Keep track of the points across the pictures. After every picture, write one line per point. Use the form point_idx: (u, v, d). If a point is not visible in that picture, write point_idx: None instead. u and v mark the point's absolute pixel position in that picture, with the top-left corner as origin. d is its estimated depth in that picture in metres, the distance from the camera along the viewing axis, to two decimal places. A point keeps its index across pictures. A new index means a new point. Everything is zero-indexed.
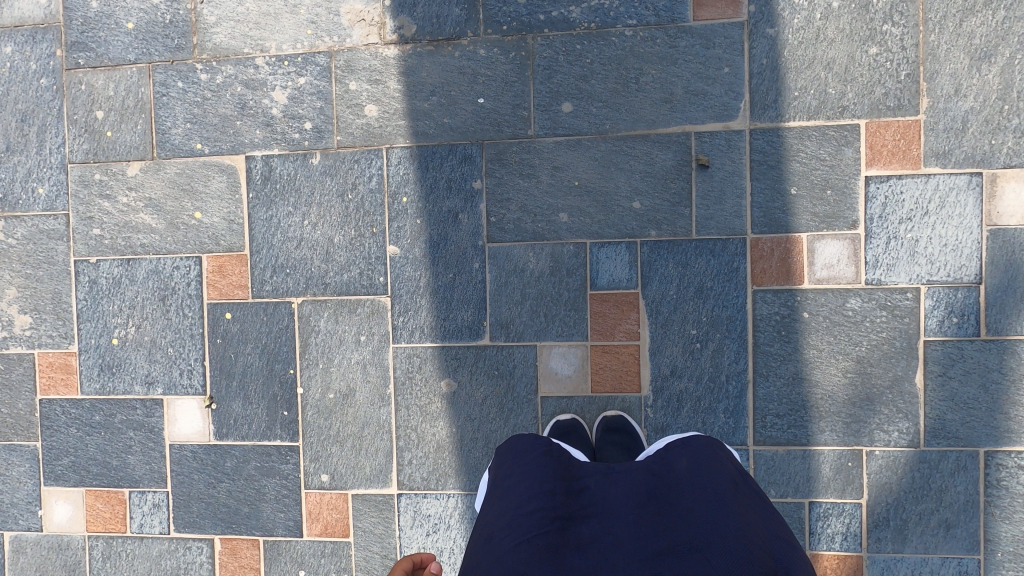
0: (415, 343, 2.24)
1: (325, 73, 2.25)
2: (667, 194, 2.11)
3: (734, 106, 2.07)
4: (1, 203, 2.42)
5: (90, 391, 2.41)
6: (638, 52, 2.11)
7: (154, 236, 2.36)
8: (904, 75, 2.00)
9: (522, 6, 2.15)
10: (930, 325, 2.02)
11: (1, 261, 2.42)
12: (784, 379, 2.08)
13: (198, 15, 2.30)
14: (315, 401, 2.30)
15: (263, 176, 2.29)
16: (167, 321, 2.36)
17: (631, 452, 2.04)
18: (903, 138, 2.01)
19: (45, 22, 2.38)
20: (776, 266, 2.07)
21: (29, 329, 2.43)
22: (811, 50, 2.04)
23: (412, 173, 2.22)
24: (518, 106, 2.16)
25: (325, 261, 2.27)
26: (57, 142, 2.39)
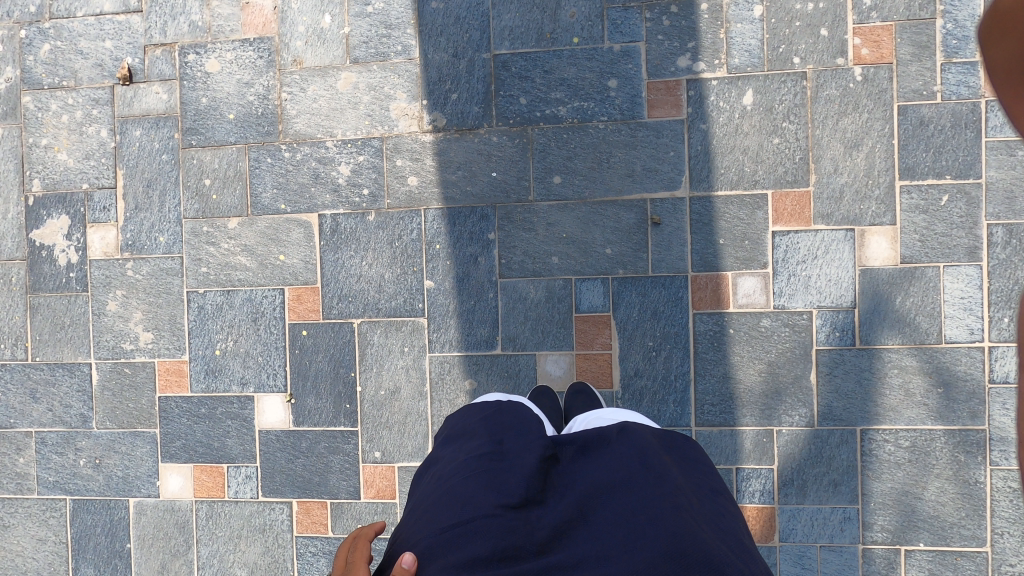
0: (446, 352, 3.01)
1: (378, 152, 3.04)
2: (631, 243, 2.89)
3: (678, 179, 2.86)
4: (131, 247, 3.20)
5: (198, 389, 3.17)
6: (609, 140, 2.89)
7: (248, 273, 3.13)
8: (798, 158, 2.79)
9: (524, 105, 2.94)
10: (820, 337, 2.79)
11: (131, 292, 3.20)
12: (717, 378, 2.85)
13: (283, 109, 3.09)
14: (370, 396, 3.07)
15: (331, 228, 3.07)
16: (258, 336, 3.13)
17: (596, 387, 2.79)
18: (798, 203, 2.79)
19: (166, 113, 3.18)
20: (709, 295, 2.85)
21: (151, 342, 3.20)
22: (733, 140, 2.83)
23: (443, 227, 3.00)
24: (521, 178, 2.95)
25: (378, 291, 3.05)
26: (175, 202, 3.17)
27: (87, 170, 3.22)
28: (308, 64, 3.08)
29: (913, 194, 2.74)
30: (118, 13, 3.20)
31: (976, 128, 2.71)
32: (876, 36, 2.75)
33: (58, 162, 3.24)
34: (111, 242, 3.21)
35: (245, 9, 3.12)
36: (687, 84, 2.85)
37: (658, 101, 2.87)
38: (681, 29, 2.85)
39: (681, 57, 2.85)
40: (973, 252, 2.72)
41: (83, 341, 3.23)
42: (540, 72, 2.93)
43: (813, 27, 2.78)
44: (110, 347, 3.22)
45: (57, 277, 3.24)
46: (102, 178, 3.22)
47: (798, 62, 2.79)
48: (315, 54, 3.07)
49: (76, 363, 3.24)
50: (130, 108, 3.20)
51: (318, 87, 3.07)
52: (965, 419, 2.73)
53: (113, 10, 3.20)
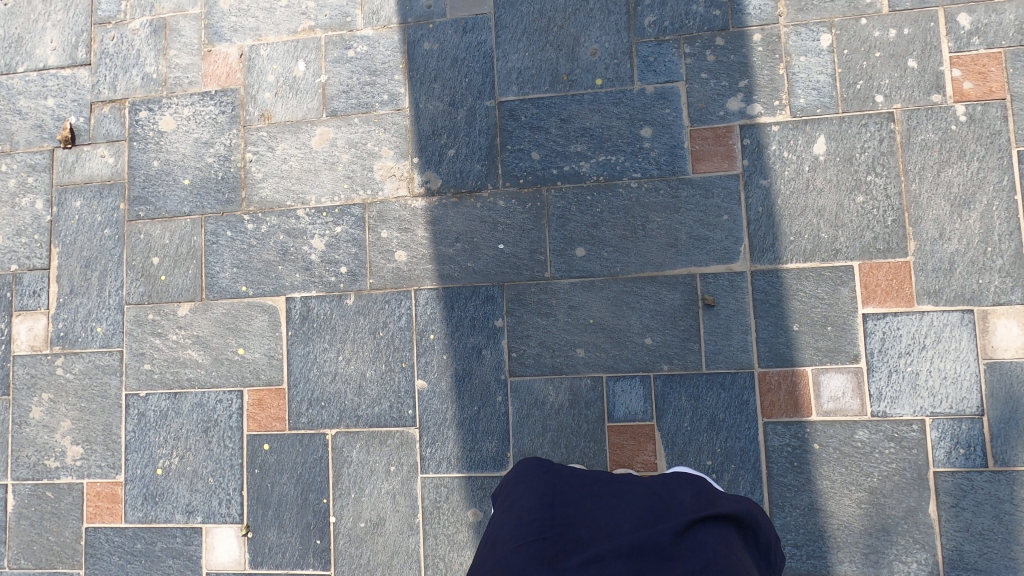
0: (443, 473, 2.36)
1: (359, 222, 2.48)
2: (677, 331, 2.26)
3: (735, 250, 2.25)
4: (62, 340, 2.64)
5: (134, 519, 2.53)
6: (644, 202, 2.31)
7: (199, 370, 2.54)
8: (891, 220, 2.18)
9: (537, 162, 2.39)
10: (939, 456, 2.10)
11: (59, 395, 2.62)
12: (801, 510, 2.15)
13: (247, 172, 2.58)
14: (347, 530, 2.39)
15: (301, 314, 2.49)
16: (209, 451, 2.51)
17: None
18: (895, 277, 2.16)
19: (111, 179, 2.67)
20: (784, 398, 2.18)
21: (80, 459, 2.59)
22: (803, 199, 2.23)
23: (439, 312, 2.40)
24: (535, 250, 2.36)
25: (357, 394, 2.43)
26: (116, 285, 2.62)
27: (18, 249, 2.71)
28: (278, 119, 2.58)
29: None
30: (63, 67, 2.76)
31: None
32: (981, 67, 2.17)
33: None
34: (39, 334, 2.66)
35: (207, 58, 2.66)
36: (740, 131, 2.28)
37: (705, 152, 2.29)
38: (729, 65, 2.30)
39: (731, 99, 2.29)
40: None
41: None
42: (555, 121, 2.39)
43: (899, 58, 2.21)
44: (31, 465, 2.61)
45: None
46: (34, 257, 2.69)
47: (882, 100, 2.21)
48: (285, 108, 2.58)
49: None
50: (71, 174, 2.70)
51: (288, 146, 2.56)
52: None
53: (58, 63, 2.76)
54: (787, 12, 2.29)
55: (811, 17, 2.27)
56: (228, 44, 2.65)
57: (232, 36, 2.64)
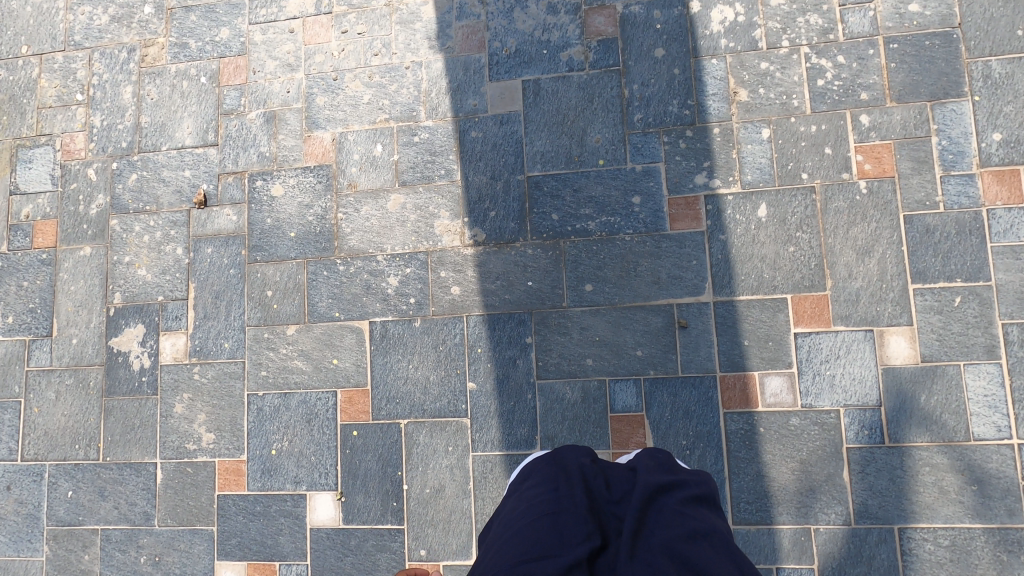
0: (488, 451, 3.18)
1: (423, 265, 3.34)
2: (660, 345, 3.09)
3: (702, 286, 3.08)
4: (198, 353, 3.50)
5: (254, 488, 3.37)
6: (635, 250, 3.15)
7: (304, 376, 3.39)
8: (814, 264, 3.00)
9: (556, 220, 3.24)
10: (850, 435, 2.90)
11: (196, 394, 3.48)
12: (751, 476, 2.95)
13: (339, 227, 3.45)
14: (416, 494, 3.22)
15: (381, 333, 3.34)
16: (311, 436, 3.35)
17: None
18: (817, 306, 2.98)
19: (235, 232, 3.55)
20: (738, 395, 3.00)
21: (212, 443, 3.43)
22: (751, 249, 3.06)
23: (484, 332, 3.24)
24: (555, 286, 3.21)
25: (423, 393, 3.27)
26: (239, 311, 3.49)
27: (163, 284, 3.59)
28: (362, 187, 3.45)
29: (926, 296, 2.91)
30: (197, 146, 3.65)
31: (980, 233, 2.91)
32: (877, 153, 3.01)
33: (138, 276, 3.61)
34: (180, 348, 3.52)
35: (307, 141, 3.55)
36: (705, 199, 3.12)
37: (679, 214, 3.14)
38: (696, 150, 3.16)
39: (698, 175, 3.14)
40: (992, 350, 2.85)
41: (150, 441, 3.48)
42: (569, 191, 3.25)
43: (818, 147, 3.05)
44: (174, 447, 3.46)
45: (130, 381, 3.54)
46: (175, 290, 3.57)
47: (806, 177, 3.05)
48: (367, 179, 3.45)
49: (143, 462, 3.48)
50: (204, 228, 3.59)
51: (370, 208, 3.43)
52: (1002, 516, 2.77)
53: (192, 144, 3.66)
54: (738, 112, 3.14)
55: (756, 116, 3.12)
56: (323, 131, 3.53)
57: (327, 124, 3.53)
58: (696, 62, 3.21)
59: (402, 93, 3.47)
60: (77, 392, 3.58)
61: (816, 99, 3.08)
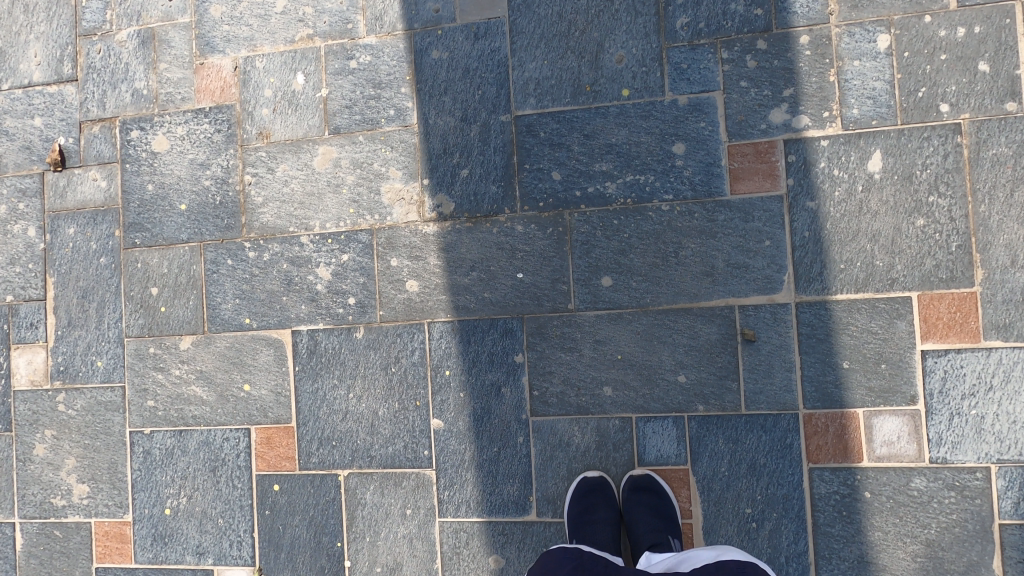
0: (462, 517, 2.22)
1: (366, 250, 2.31)
2: (714, 367, 2.07)
3: (778, 279, 2.04)
4: (62, 375, 2.52)
5: (143, 560, 2.44)
6: (676, 226, 2.10)
7: (205, 407, 2.41)
8: (955, 245, 1.95)
9: (558, 182, 2.18)
10: (1005, 506, 1.91)
11: (62, 431, 2.52)
12: (849, 562, 1.98)
13: (247, 196, 2.41)
14: (362, 574, 2.29)
15: (309, 348, 2.34)
16: (218, 491, 2.40)
17: (662, 517, 2.04)
18: (959, 310, 1.94)
19: (105, 205, 2.52)
20: (832, 442, 2.00)
21: (87, 497, 2.49)
22: (855, 222, 2.00)
23: (454, 347, 2.24)
24: (557, 280, 2.18)
25: (369, 434, 2.29)
26: (115, 317, 2.49)
27: (12, 279, 2.58)
28: (278, 138, 2.39)
29: None
30: (49, 83, 2.58)
31: None
32: None
33: None
34: (39, 368, 2.54)
35: (200, 71, 2.46)
36: (785, 146, 2.05)
37: (745, 170, 2.07)
38: (772, 71, 2.06)
39: (775, 110, 2.05)
40: None
41: (5, 495, 2.55)
42: (578, 137, 2.18)
43: (967, 61, 1.95)
44: (37, 503, 2.53)
45: None
46: (29, 288, 2.57)
47: (947, 110, 1.96)
48: (285, 125, 2.39)
49: None
50: (63, 200, 2.55)
51: (289, 167, 2.38)
52: None
53: (43, 79, 2.59)
54: (838, 9, 2.03)
55: (867, 15, 2.01)
56: (221, 55, 2.45)
57: (226, 47, 2.44)
58: None
59: None
60: None
61: None
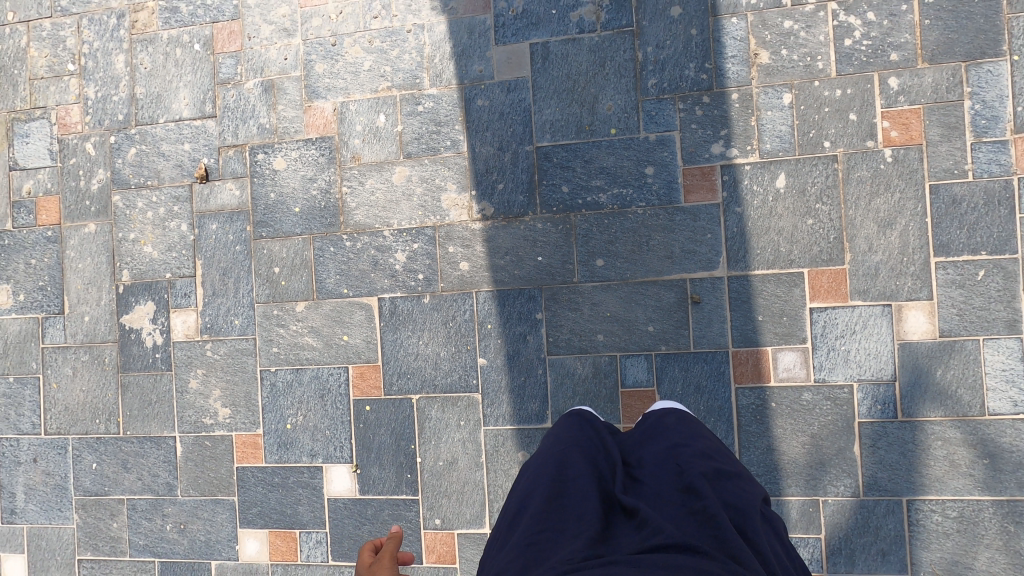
0: (499, 425, 3.22)
1: (431, 240, 3.28)
2: (672, 320, 3.05)
3: (716, 260, 3.01)
4: (209, 330, 3.51)
5: (271, 460, 3.45)
6: (648, 224, 3.07)
7: (315, 352, 3.40)
8: (833, 237, 2.91)
9: (566, 194, 3.15)
10: (862, 410, 2.89)
11: (210, 371, 3.51)
12: (761, 449, 2.97)
13: (344, 202, 3.37)
14: (429, 466, 3.28)
15: (390, 310, 3.32)
16: (325, 411, 3.39)
17: None
18: (835, 280, 2.91)
19: (239, 208, 3.49)
20: (750, 370, 2.98)
21: (229, 417, 3.49)
22: (768, 221, 2.96)
23: (494, 308, 3.22)
24: (566, 261, 3.15)
25: (434, 369, 3.28)
26: (248, 289, 3.47)
27: (170, 261, 3.56)
28: (366, 160, 3.35)
29: (948, 270, 2.83)
30: (195, 118, 3.54)
31: (1009, 204, 2.79)
32: (905, 119, 2.86)
33: (144, 254, 3.59)
34: (192, 325, 3.53)
35: (308, 111, 3.42)
36: (721, 169, 3.00)
37: (694, 186, 3.03)
38: (713, 118, 3.01)
39: (715, 144, 3.01)
40: (1012, 325, 2.79)
41: (168, 416, 3.55)
42: (580, 162, 3.14)
43: (842, 113, 2.90)
44: (192, 422, 3.53)
45: (144, 358, 3.58)
46: (183, 267, 3.55)
47: (829, 146, 2.91)
48: (371, 151, 3.35)
49: (162, 436, 3.56)
50: (207, 204, 3.53)
51: (375, 181, 3.34)
52: (1011, 490, 2.78)
53: (190, 115, 3.55)
54: (758, 76, 2.98)
55: (777, 80, 2.96)
56: (324, 100, 3.40)
57: (327, 94, 3.40)
58: (715, 21, 3.02)
59: (404, 59, 3.32)
60: (94, 368, 3.63)
61: (842, 60, 2.91)
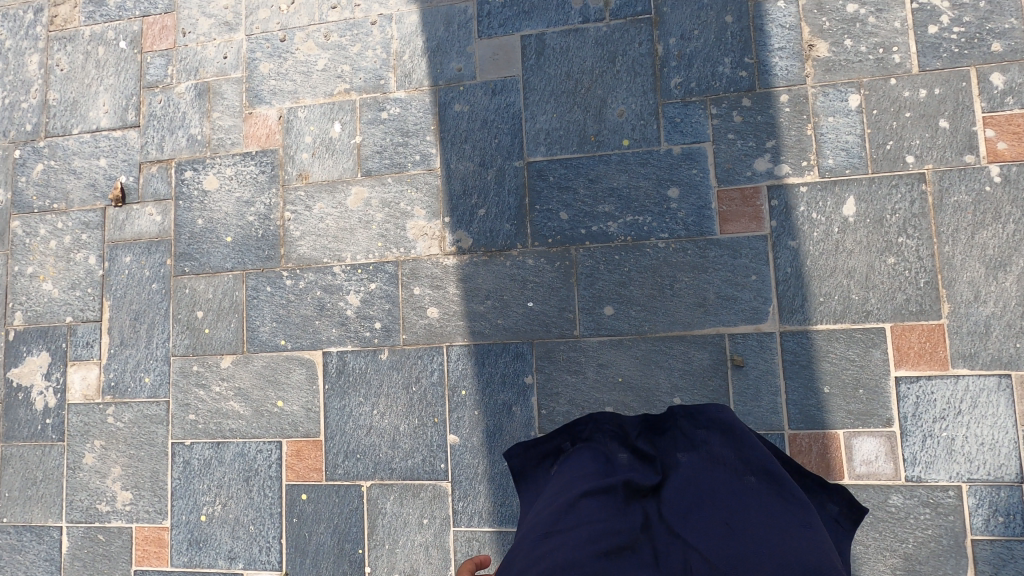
0: (474, 526, 2.41)
1: (392, 279, 2.56)
2: (706, 390, 2.27)
3: (764, 310, 2.26)
4: (113, 390, 2.77)
5: (178, 563, 2.64)
6: (672, 261, 2.34)
7: (241, 421, 2.64)
8: (924, 281, 2.16)
9: (565, 221, 2.44)
10: (977, 523, 2.07)
11: (110, 442, 2.75)
12: None
13: (286, 230, 2.68)
14: None
15: (337, 368, 2.58)
16: (250, 499, 2.60)
17: None
18: (928, 340, 2.14)
19: (159, 236, 2.81)
20: (815, 461, 2.18)
21: (129, 504, 2.71)
22: (832, 259, 2.23)
23: (470, 368, 2.46)
24: (564, 308, 2.41)
25: (391, 447, 2.50)
26: (163, 337, 2.75)
27: (72, 301, 2.86)
28: (316, 179, 2.68)
29: None
30: (114, 129, 2.91)
31: None
32: (1015, 126, 2.15)
33: (42, 292, 2.89)
34: (92, 383, 2.80)
35: (249, 120, 2.78)
36: (768, 192, 2.29)
37: (733, 213, 2.31)
38: (756, 126, 2.32)
39: (759, 159, 2.31)
40: None
41: (55, 500, 2.77)
42: (583, 181, 2.44)
43: (929, 118, 2.20)
44: (83, 508, 2.75)
45: (32, 424, 2.83)
46: (87, 310, 2.84)
47: (913, 161, 2.20)
48: (322, 168, 2.68)
49: (46, 526, 2.77)
50: (122, 231, 2.85)
51: (325, 205, 2.66)
52: None
53: (109, 125, 2.92)
54: (814, 72, 2.30)
55: (839, 77, 2.28)
56: (268, 106, 2.76)
57: (272, 99, 2.76)
58: (756, 5, 2.37)
59: (367, 56, 2.68)
60: None
61: (926, 52, 2.23)
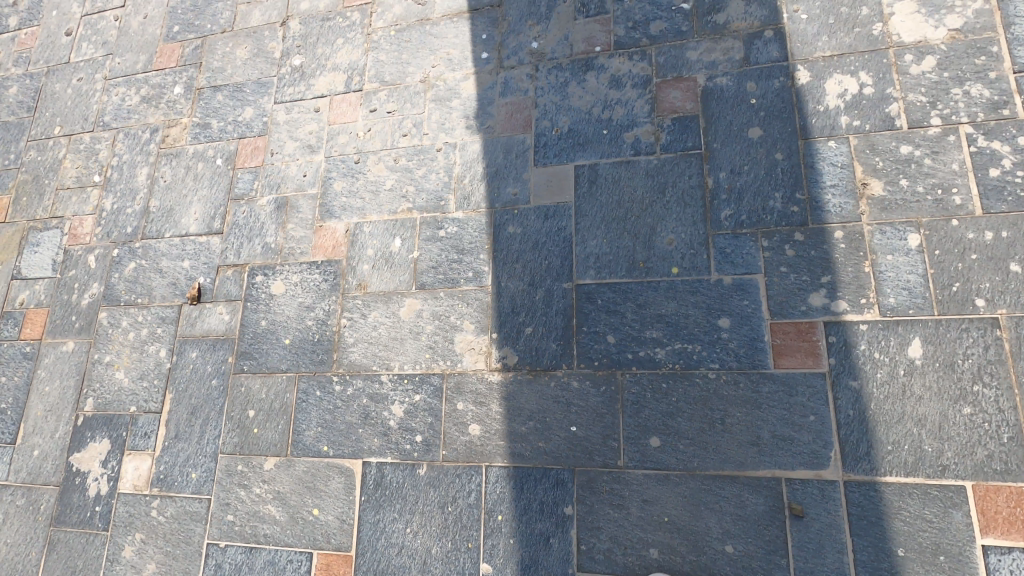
0: None
1: (437, 392, 2.58)
2: (762, 540, 2.09)
3: (824, 454, 2.11)
4: (161, 482, 2.84)
5: None
6: (722, 393, 2.26)
7: (275, 527, 2.62)
8: (1007, 436, 1.97)
9: (612, 344, 2.43)
10: None
11: (149, 536, 2.78)
12: None
13: (341, 336, 2.80)
14: None
15: (375, 480, 2.55)
16: None
17: None
18: (1019, 505, 1.92)
19: (224, 335, 2.99)
20: None
21: None
22: (899, 404, 2.09)
23: (508, 492, 2.38)
24: (608, 435, 2.33)
25: (421, 571, 2.40)
26: (214, 433, 2.84)
27: (138, 391, 3.03)
28: (373, 289, 2.82)
29: None
30: (201, 234, 3.21)
31: None
32: None
33: (114, 380, 3.09)
34: (143, 474, 2.89)
35: (318, 231, 3.00)
36: (825, 327, 2.22)
37: (787, 347, 2.24)
38: (810, 260, 2.30)
39: (814, 294, 2.26)
40: None
41: None
42: (631, 306, 2.45)
43: (999, 261, 2.12)
44: None
45: (82, 510, 2.92)
46: (150, 400, 2.99)
47: (983, 305, 2.10)
48: (380, 279, 2.83)
49: None
50: (193, 327, 3.05)
51: (379, 314, 2.77)
52: None
53: (197, 231, 3.22)
54: (869, 210, 2.29)
55: (897, 216, 2.26)
56: (337, 220, 2.99)
57: (341, 214, 2.99)
58: (806, 144, 2.43)
59: (430, 178, 2.90)
60: (25, 517, 2.99)
61: (989, 194, 2.19)
